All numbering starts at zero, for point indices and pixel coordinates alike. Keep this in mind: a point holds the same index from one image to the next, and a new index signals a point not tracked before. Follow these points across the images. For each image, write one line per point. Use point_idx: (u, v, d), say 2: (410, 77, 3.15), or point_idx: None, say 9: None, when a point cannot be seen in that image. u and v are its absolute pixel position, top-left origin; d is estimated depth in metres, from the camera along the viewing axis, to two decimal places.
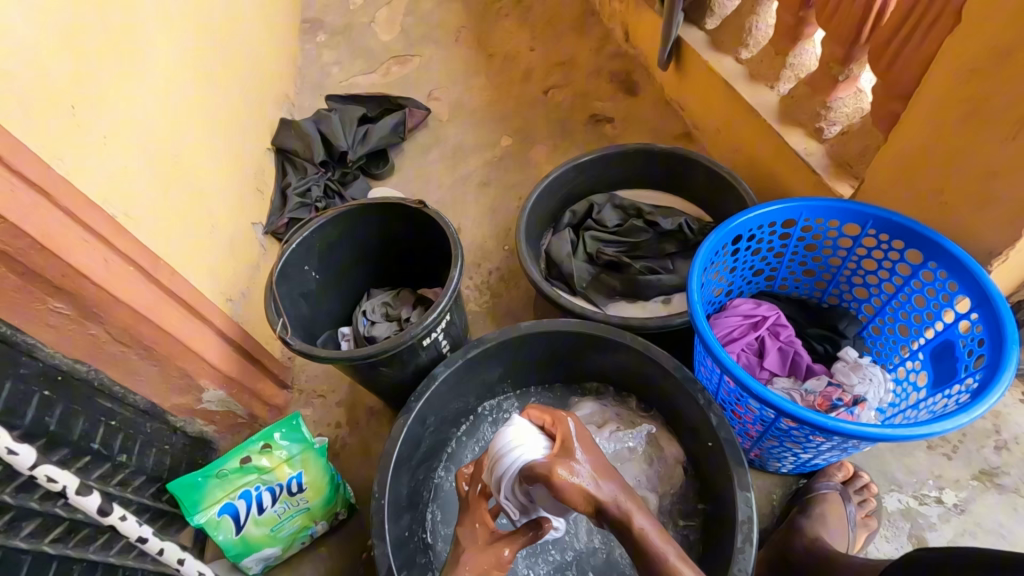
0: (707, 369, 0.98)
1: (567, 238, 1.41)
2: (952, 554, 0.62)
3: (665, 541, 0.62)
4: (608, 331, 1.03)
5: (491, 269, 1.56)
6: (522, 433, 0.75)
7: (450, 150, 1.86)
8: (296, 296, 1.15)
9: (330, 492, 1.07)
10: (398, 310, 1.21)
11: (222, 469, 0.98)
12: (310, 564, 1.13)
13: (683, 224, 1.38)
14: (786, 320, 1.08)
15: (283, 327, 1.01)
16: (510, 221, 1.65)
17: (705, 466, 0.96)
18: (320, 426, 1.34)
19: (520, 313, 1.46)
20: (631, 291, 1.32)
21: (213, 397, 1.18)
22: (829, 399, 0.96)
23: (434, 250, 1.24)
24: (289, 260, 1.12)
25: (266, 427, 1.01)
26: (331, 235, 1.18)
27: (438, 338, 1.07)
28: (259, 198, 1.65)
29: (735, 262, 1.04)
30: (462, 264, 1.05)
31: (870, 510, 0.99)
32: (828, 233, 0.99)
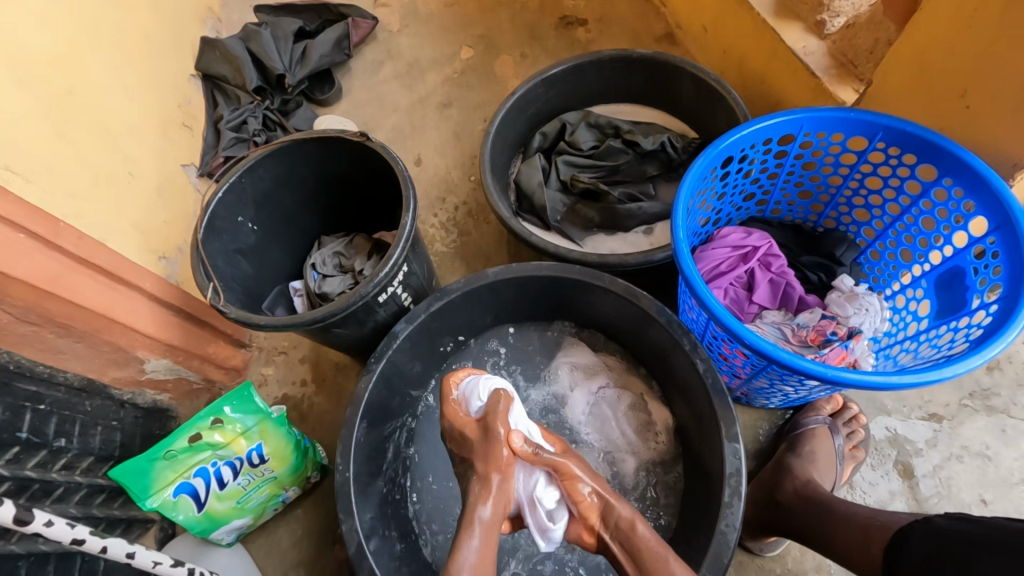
0: (692, 310, 0.90)
1: (538, 166, 1.27)
2: (985, 525, 0.57)
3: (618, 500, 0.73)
4: (586, 274, 0.92)
5: (457, 204, 1.41)
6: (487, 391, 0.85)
7: (404, 67, 1.64)
8: (231, 253, 1.01)
9: (297, 459, 1.01)
10: (352, 260, 1.09)
11: (170, 449, 0.90)
12: (288, 527, 1.10)
13: (665, 143, 1.24)
14: (778, 249, 0.98)
15: (215, 292, 0.89)
16: (476, 148, 1.48)
17: (690, 411, 0.90)
18: (284, 385, 1.25)
19: (491, 251, 1.35)
20: (609, 222, 1.21)
21: (158, 366, 1.09)
22: (822, 333, 0.89)
23: (386, 189, 1.10)
24: (217, 211, 0.97)
25: (214, 402, 0.93)
26: (264, 179, 1.03)
27: (396, 291, 0.95)
28: (189, 135, 1.40)
29: (725, 187, 0.92)
30: (415, 207, 0.92)
31: (858, 441, 0.96)
32: (829, 149, 0.87)
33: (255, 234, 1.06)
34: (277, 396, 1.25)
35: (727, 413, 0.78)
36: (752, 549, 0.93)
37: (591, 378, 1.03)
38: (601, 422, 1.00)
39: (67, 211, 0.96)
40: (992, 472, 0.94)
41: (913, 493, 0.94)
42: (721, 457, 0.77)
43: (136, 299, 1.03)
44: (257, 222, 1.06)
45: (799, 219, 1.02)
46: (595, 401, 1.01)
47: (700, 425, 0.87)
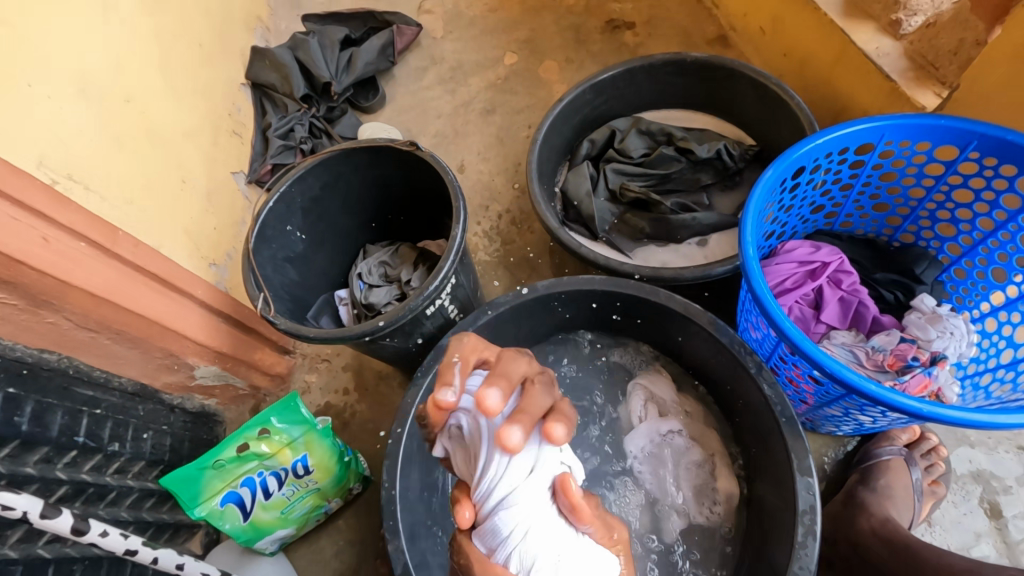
0: (757, 331, 0.84)
1: (586, 174, 1.23)
2: None
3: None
4: (641, 290, 0.88)
5: (501, 211, 1.39)
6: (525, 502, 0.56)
7: (448, 73, 1.63)
8: (279, 261, 1.01)
9: (340, 471, 1.00)
10: (397, 270, 1.08)
11: (218, 459, 0.90)
12: (330, 538, 1.09)
13: (720, 150, 1.18)
14: (850, 265, 0.91)
15: (265, 303, 0.89)
16: (521, 154, 1.46)
17: (754, 440, 0.84)
18: (327, 393, 1.25)
19: (536, 261, 1.31)
20: (661, 232, 1.16)
21: (207, 372, 1.11)
22: (901, 359, 0.82)
23: (432, 198, 1.08)
24: (267, 220, 0.98)
25: (261, 412, 0.93)
26: (312, 188, 1.03)
27: (444, 304, 0.93)
28: (238, 142, 1.42)
29: (793, 199, 0.87)
30: (464, 217, 0.90)
31: (938, 476, 0.89)
32: (913, 159, 0.80)
33: (302, 242, 1.06)
34: (320, 404, 1.24)
35: (799, 443, 0.72)
36: None
37: (662, 418, 0.95)
38: (659, 465, 0.93)
39: (124, 219, 0.98)
40: None
41: (1001, 535, 0.86)
42: (792, 491, 0.71)
43: (189, 307, 1.05)
44: (305, 230, 1.06)
45: (872, 233, 0.95)
46: (659, 442, 0.94)
47: (765, 453, 0.81)
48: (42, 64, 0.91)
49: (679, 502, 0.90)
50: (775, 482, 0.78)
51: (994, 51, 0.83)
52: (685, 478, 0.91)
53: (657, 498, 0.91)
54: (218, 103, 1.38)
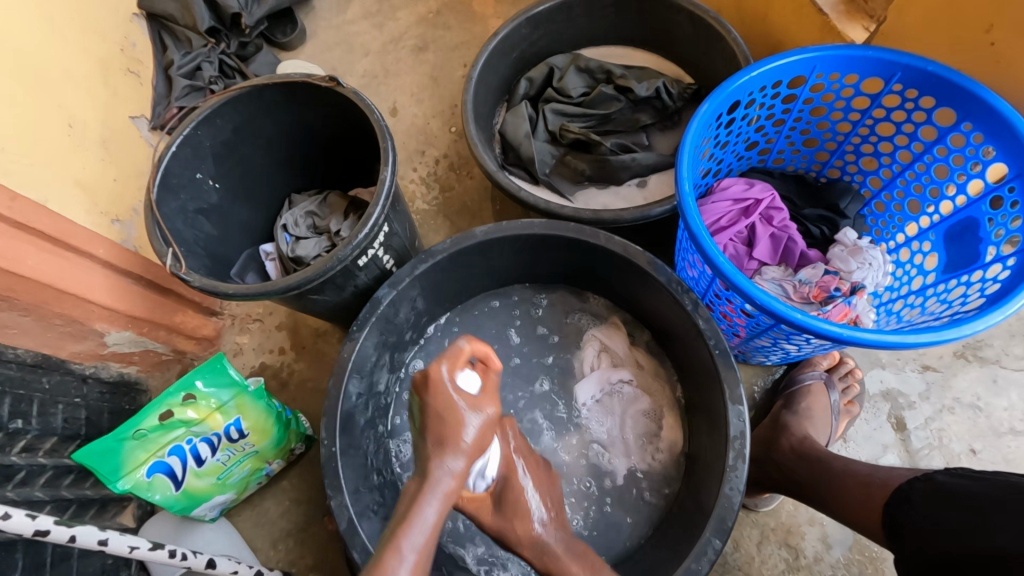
0: (694, 269, 0.85)
1: (525, 114, 1.18)
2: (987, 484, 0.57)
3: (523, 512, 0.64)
4: (581, 233, 0.87)
5: (438, 157, 1.32)
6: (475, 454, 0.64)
7: (374, 6, 1.49)
8: (191, 214, 0.92)
9: (279, 432, 0.97)
10: (326, 220, 1.00)
11: (139, 429, 0.83)
12: (274, 499, 1.06)
13: (660, 89, 1.16)
14: (781, 202, 0.93)
15: (176, 259, 0.81)
16: (457, 96, 1.37)
17: (690, 374, 0.87)
18: (261, 354, 1.18)
19: (476, 208, 1.27)
20: (601, 174, 1.14)
21: (121, 339, 1.01)
22: (825, 290, 0.85)
23: (361, 142, 1.00)
24: (172, 167, 0.88)
25: (184, 376, 0.86)
26: (222, 130, 0.93)
27: (378, 254, 0.88)
28: (135, 82, 1.25)
29: (728, 135, 0.86)
30: (394, 160, 0.83)
31: (853, 396, 0.96)
32: (842, 92, 0.81)
33: (217, 192, 0.96)
34: (254, 365, 1.18)
35: (731, 374, 0.75)
36: (747, 504, 0.94)
37: (614, 368, 0.96)
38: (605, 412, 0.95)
39: None
40: (982, 422, 0.94)
41: (905, 445, 0.95)
42: (725, 419, 0.74)
43: (89, 268, 0.94)
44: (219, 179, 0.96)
45: (802, 169, 0.97)
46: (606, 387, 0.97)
47: (701, 386, 0.84)
48: None
49: (619, 442, 0.93)
50: (710, 413, 0.80)
51: None
52: (625, 414, 0.94)
53: (602, 441, 0.94)
54: (105, 35, 1.20)
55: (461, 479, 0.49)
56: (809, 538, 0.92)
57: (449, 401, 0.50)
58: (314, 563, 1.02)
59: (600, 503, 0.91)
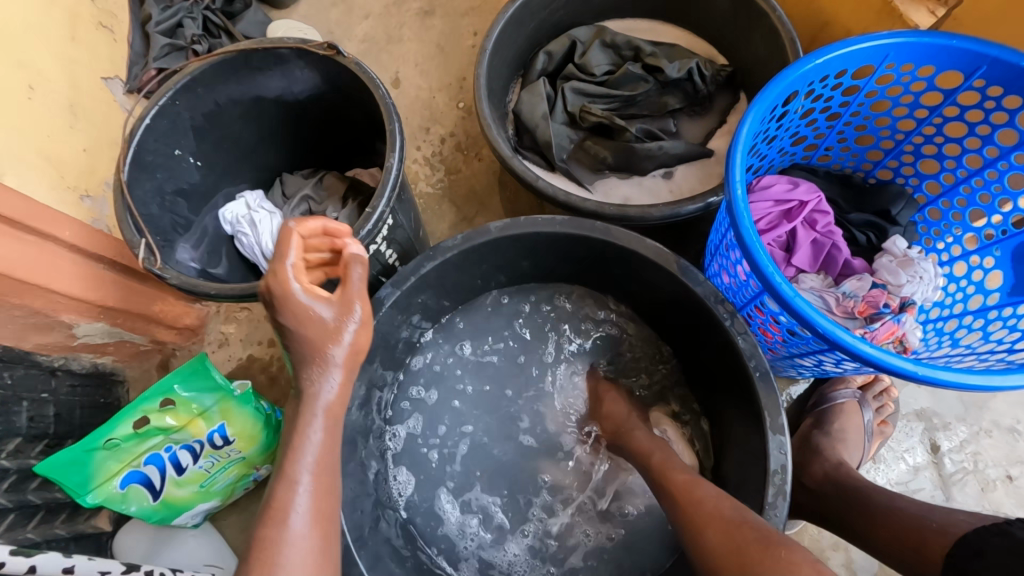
0: (732, 279, 0.77)
1: (542, 93, 1.07)
2: None
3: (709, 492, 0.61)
4: (609, 233, 0.78)
5: (443, 135, 1.21)
6: None
7: None
8: (168, 196, 0.82)
9: (268, 437, 0.88)
10: (323, 206, 0.90)
11: (111, 439, 0.76)
12: (263, 504, 0.99)
13: (693, 70, 1.05)
14: (826, 205, 0.84)
15: (150, 252, 0.71)
16: (466, 68, 1.26)
17: (718, 392, 0.80)
18: (249, 346, 1.09)
19: (485, 194, 1.17)
20: (624, 163, 1.04)
21: (92, 329, 0.92)
22: (872, 306, 0.78)
23: (361, 120, 0.89)
24: (145, 143, 0.77)
25: (162, 379, 0.78)
26: (204, 101, 0.82)
27: (380, 249, 0.79)
28: (108, 38, 1.12)
29: (778, 130, 0.77)
30: (401, 143, 0.73)
31: (886, 416, 0.90)
32: (912, 86, 0.72)
33: (199, 170, 0.86)
34: (241, 358, 1.09)
35: (773, 400, 0.68)
36: None
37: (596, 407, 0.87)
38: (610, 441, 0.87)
39: None
40: (1021, 447, 0.89)
41: (937, 469, 0.89)
42: (763, 449, 0.67)
43: (54, 252, 0.83)
44: (200, 156, 0.86)
45: (849, 168, 0.88)
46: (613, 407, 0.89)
47: (731, 407, 0.77)
48: None
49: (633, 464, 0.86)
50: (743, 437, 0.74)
51: None
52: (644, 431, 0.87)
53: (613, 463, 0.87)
54: None
55: (339, 401, 0.58)
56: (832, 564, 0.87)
57: (291, 291, 0.56)
58: None
59: (608, 529, 0.84)
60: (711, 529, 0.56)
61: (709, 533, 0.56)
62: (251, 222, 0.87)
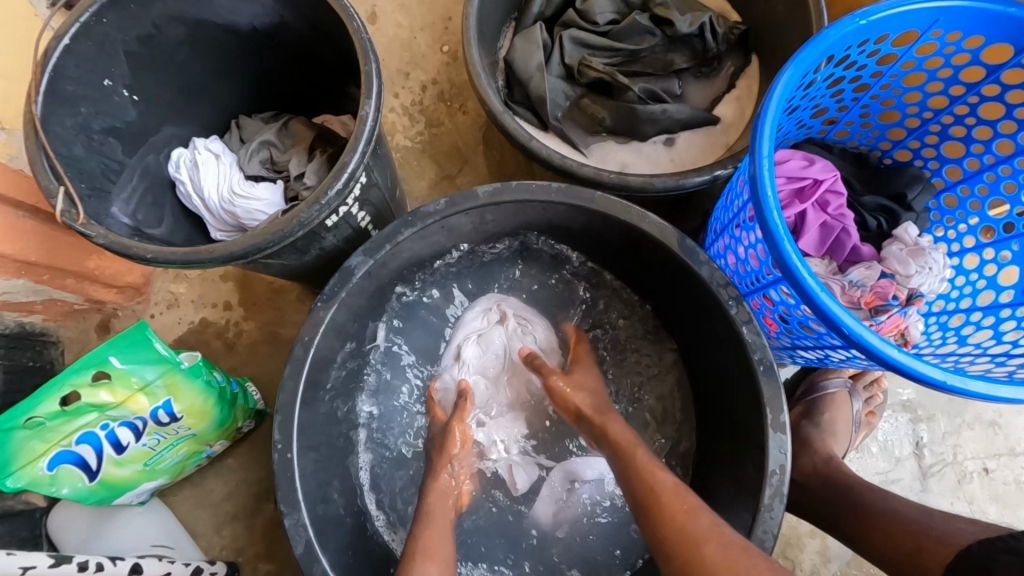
0: (740, 262, 0.71)
1: (538, 41, 0.96)
2: None
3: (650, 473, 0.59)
4: (610, 205, 0.70)
5: (425, 82, 1.09)
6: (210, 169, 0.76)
7: None
8: (98, 134, 0.69)
9: (221, 412, 0.80)
10: (285, 157, 0.79)
11: (33, 416, 0.65)
12: (217, 479, 0.92)
13: (705, 25, 0.96)
14: (840, 185, 0.78)
15: (73, 201, 0.60)
16: (452, 5, 1.12)
17: (714, 380, 0.76)
18: (201, 309, 0.99)
19: (469, 151, 1.06)
20: (624, 126, 0.95)
21: (13, 287, 0.80)
22: (880, 297, 0.74)
23: (333, 58, 0.77)
24: (65, 67, 0.64)
25: (94, 349, 0.67)
26: (139, 21, 0.68)
27: (351, 211, 0.69)
28: None
29: (804, 99, 0.69)
30: (379, 88, 0.63)
31: (874, 407, 0.88)
32: (954, 58, 0.65)
33: (135, 106, 0.73)
34: (192, 322, 0.99)
35: (775, 395, 0.63)
36: None
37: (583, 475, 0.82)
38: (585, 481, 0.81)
39: None
40: (999, 441, 0.89)
41: (918, 460, 0.89)
42: (762, 447, 0.63)
43: None
44: (137, 88, 0.73)
45: (866, 146, 0.82)
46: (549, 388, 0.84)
47: (726, 397, 0.73)
48: None
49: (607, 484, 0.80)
50: (738, 430, 0.70)
51: None
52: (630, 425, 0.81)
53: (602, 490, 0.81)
54: None
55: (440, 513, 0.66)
56: (807, 551, 0.87)
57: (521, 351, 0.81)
58: (263, 552, 0.90)
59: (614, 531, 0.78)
60: (638, 450, 0.62)
61: (708, 550, 0.50)
62: (194, 164, 0.77)
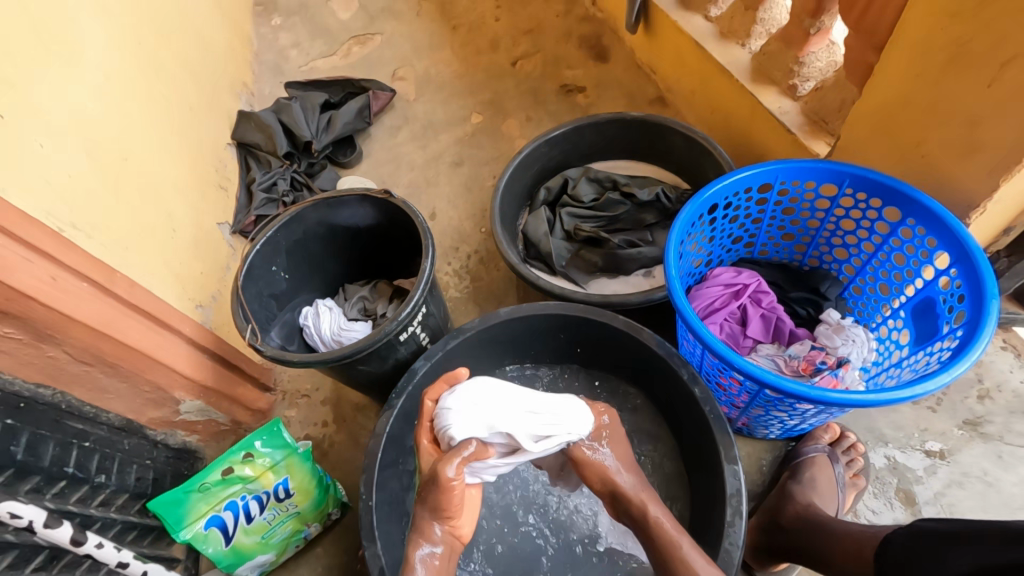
0: (690, 344, 0.97)
1: (544, 217, 1.38)
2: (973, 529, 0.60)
3: (676, 531, 0.76)
4: (590, 312, 1.00)
5: (469, 252, 1.52)
6: (329, 317, 1.15)
7: (419, 132, 1.79)
8: (265, 299, 1.12)
9: (319, 494, 1.06)
10: (374, 305, 1.18)
11: (204, 482, 0.95)
12: (308, 565, 1.13)
13: (660, 194, 1.35)
14: (767, 286, 1.06)
15: (253, 333, 0.98)
16: (486, 202, 1.60)
17: (693, 442, 0.95)
18: (307, 426, 1.31)
19: (502, 295, 1.43)
20: (611, 266, 1.30)
21: (192, 407, 1.16)
22: (812, 363, 0.95)
23: (408, 242, 1.20)
24: (254, 261, 1.09)
25: (246, 437, 0.99)
26: (297, 232, 1.15)
27: (416, 331, 1.04)
28: (223, 196, 1.54)
29: (713, 232, 1.02)
30: (433, 253, 1.02)
31: (858, 470, 1.00)
32: (805, 195, 0.97)
33: (286, 281, 1.17)
34: (299, 436, 1.30)
35: (725, 436, 0.83)
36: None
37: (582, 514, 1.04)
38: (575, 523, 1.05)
39: (122, 263, 1.07)
40: (993, 497, 0.97)
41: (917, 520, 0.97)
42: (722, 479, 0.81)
43: (177, 344, 1.12)
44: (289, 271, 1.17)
45: (786, 259, 1.11)
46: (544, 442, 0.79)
47: (701, 452, 0.92)
48: (52, 127, 1.01)
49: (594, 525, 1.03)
50: (709, 477, 0.88)
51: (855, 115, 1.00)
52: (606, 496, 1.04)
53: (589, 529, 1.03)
54: (204, 163, 1.50)
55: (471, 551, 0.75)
56: None
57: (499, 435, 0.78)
58: None
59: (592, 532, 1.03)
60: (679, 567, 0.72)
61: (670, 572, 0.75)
62: (316, 314, 1.16)
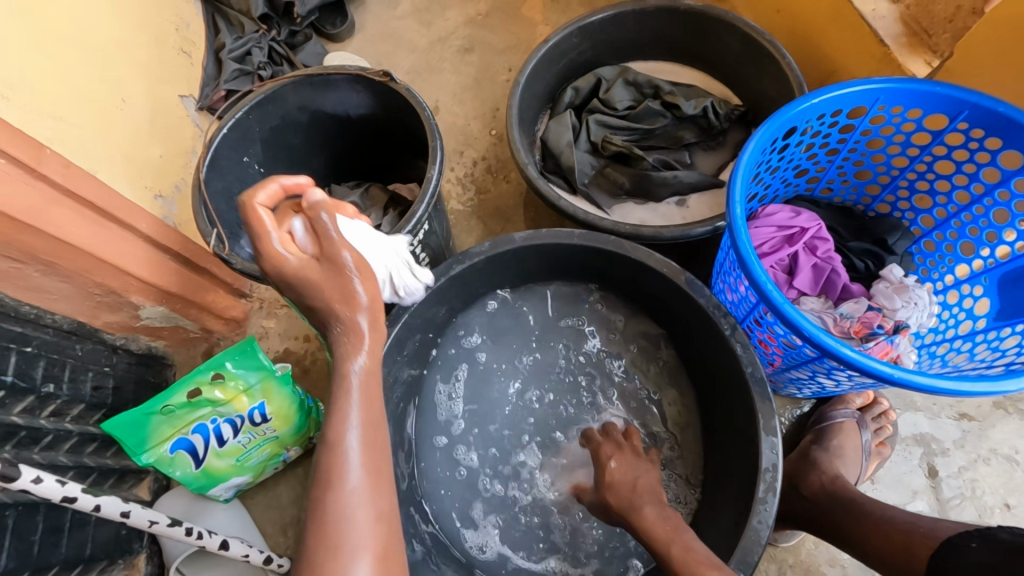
0: (735, 292, 0.84)
1: (568, 123, 1.17)
2: None
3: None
4: (623, 247, 0.85)
5: (475, 158, 1.32)
6: None
7: (423, 5, 1.50)
8: (235, 197, 0.94)
9: (300, 420, 0.96)
10: (366, 213, 1.01)
11: (167, 404, 0.86)
12: (287, 485, 1.06)
13: (708, 108, 1.15)
14: (827, 233, 0.90)
15: (219, 240, 0.82)
16: (500, 99, 1.37)
17: (721, 399, 0.85)
18: (286, 340, 1.19)
19: (511, 212, 1.26)
20: (640, 189, 1.12)
21: (154, 312, 1.03)
22: (867, 326, 0.82)
23: (409, 139, 1.00)
24: (221, 147, 0.89)
25: (214, 356, 0.87)
26: (272, 117, 0.94)
27: (415, 251, 0.88)
28: (186, 62, 1.27)
29: (780, 161, 0.85)
30: (442, 158, 0.83)
31: (885, 438, 0.93)
32: (902, 126, 0.80)
33: (262, 176, 0.98)
34: (279, 350, 1.18)
35: (767, 404, 0.73)
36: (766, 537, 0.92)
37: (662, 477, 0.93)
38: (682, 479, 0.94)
39: (52, 137, 0.87)
40: (1017, 476, 0.92)
41: (935, 493, 0.92)
42: (757, 449, 0.73)
43: (131, 241, 0.95)
44: (264, 163, 0.97)
45: (850, 201, 0.96)
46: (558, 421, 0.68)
47: (728, 414, 0.84)
48: None
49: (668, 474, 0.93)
50: (737, 441, 0.80)
51: (979, 34, 0.82)
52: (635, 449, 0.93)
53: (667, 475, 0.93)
54: (161, 14, 1.21)
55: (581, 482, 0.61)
56: None
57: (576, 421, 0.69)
58: None
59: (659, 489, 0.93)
60: None
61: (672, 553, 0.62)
62: None
